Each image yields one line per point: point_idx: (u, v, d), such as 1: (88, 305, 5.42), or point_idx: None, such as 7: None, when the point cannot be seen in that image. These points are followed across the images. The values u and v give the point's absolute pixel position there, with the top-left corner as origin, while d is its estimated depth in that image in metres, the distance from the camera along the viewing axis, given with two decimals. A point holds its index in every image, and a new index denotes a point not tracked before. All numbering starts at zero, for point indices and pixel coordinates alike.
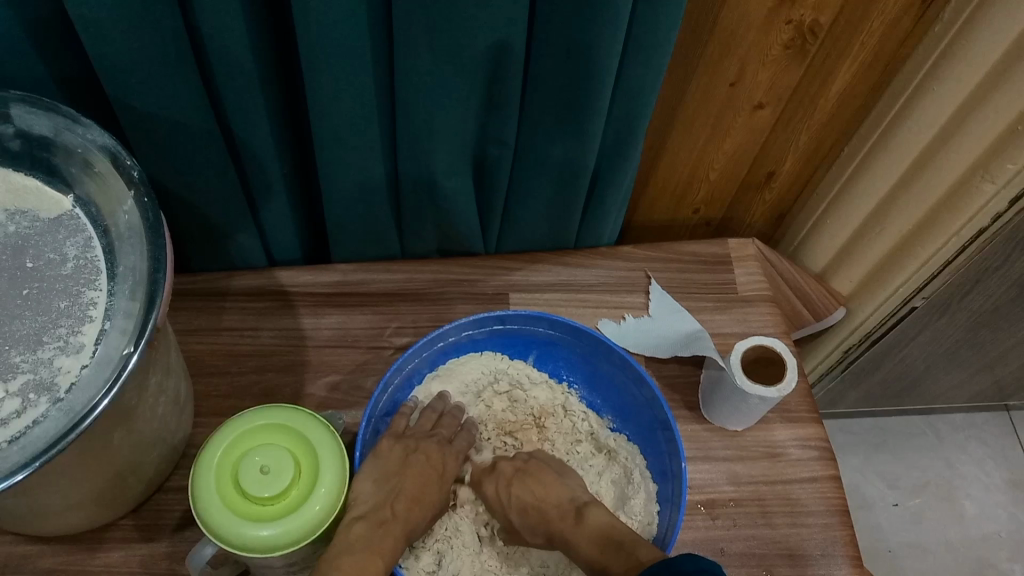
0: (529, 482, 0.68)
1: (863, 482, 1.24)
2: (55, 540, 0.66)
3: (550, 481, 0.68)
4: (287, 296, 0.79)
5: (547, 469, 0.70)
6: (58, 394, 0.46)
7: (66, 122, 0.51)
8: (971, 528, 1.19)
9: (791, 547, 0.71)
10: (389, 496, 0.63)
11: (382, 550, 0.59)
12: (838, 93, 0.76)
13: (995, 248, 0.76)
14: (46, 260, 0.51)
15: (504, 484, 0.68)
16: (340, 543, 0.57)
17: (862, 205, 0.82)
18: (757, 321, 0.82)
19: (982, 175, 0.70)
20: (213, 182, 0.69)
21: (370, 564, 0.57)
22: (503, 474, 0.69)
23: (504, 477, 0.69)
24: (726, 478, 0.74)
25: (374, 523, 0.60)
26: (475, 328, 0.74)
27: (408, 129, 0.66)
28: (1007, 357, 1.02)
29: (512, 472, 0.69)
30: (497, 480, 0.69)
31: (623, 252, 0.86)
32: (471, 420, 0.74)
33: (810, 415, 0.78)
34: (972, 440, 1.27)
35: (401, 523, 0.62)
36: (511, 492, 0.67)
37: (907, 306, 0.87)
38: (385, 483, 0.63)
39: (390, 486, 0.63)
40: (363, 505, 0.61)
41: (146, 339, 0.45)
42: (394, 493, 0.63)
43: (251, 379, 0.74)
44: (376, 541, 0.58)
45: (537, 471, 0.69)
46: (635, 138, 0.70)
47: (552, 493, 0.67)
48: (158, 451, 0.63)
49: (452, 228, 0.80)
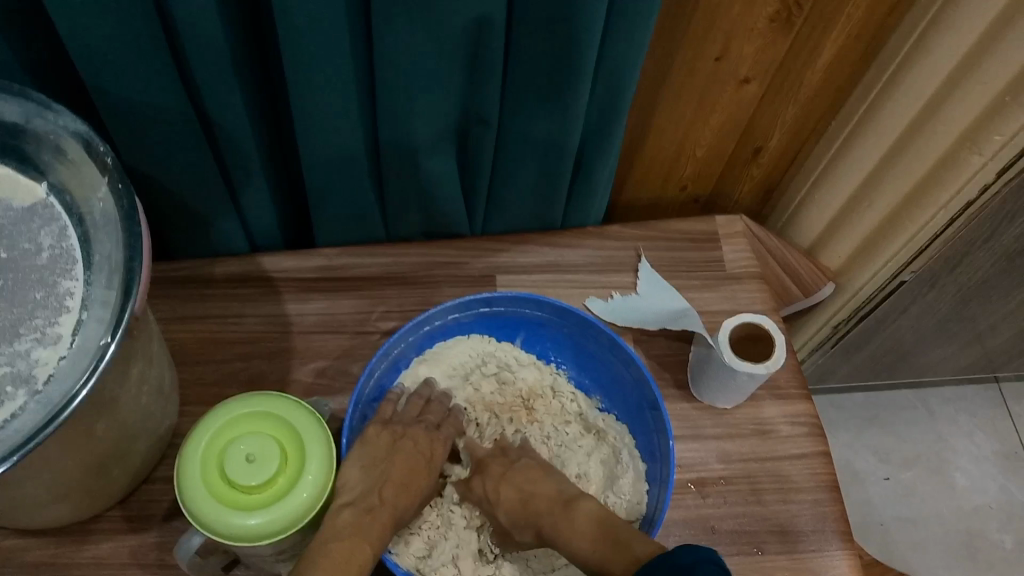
0: (517, 478, 0.67)
1: (854, 456, 1.24)
2: (42, 533, 0.65)
3: (537, 477, 0.67)
4: (271, 282, 0.78)
5: (537, 465, 0.69)
6: (36, 386, 0.45)
7: (37, 108, 0.50)
8: (961, 499, 1.20)
9: (782, 524, 0.71)
10: (376, 483, 0.62)
11: (370, 536, 0.58)
12: (825, 66, 0.75)
13: (983, 220, 0.76)
14: (21, 250, 0.50)
15: (494, 480, 0.68)
16: (327, 530, 0.57)
17: (850, 178, 0.81)
18: (745, 299, 0.82)
19: (970, 148, 0.70)
20: (192, 167, 0.68)
21: (359, 551, 0.56)
22: (491, 471, 0.68)
23: (493, 474, 0.68)
24: (716, 456, 0.74)
25: (363, 511, 0.59)
26: (461, 311, 0.74)
27: (388, 108, 0.65)
28: (996, 329, 1.02)
29: (501, 470, 0.68)
30: (485, 477, 0.68)
31: (610, 231, 0.85)
32: (458, 406, 0.73)
33: (798, 391, 0.78)
34: (962, 412, 1.28)
35: (389, 509, 0.61)
36: (500, 490, 0.67)
37: (896, 280, 0.87)
38: (373, 470, 0.63)
39: (378, 473, 0.63)
40: (351, 492, 0.60)
41: (124, 329, 0.45)
42: (382, 479, 0.62)
43: (237, 366, 0.74)
44: (364, 528, 0.58)
45: (520, 470, 0.68)
46: (620, 114, 0.69)
47: (541, 488, 0.66)
48: (143, 441, 0.62)
49: (437, 210, 0.79)
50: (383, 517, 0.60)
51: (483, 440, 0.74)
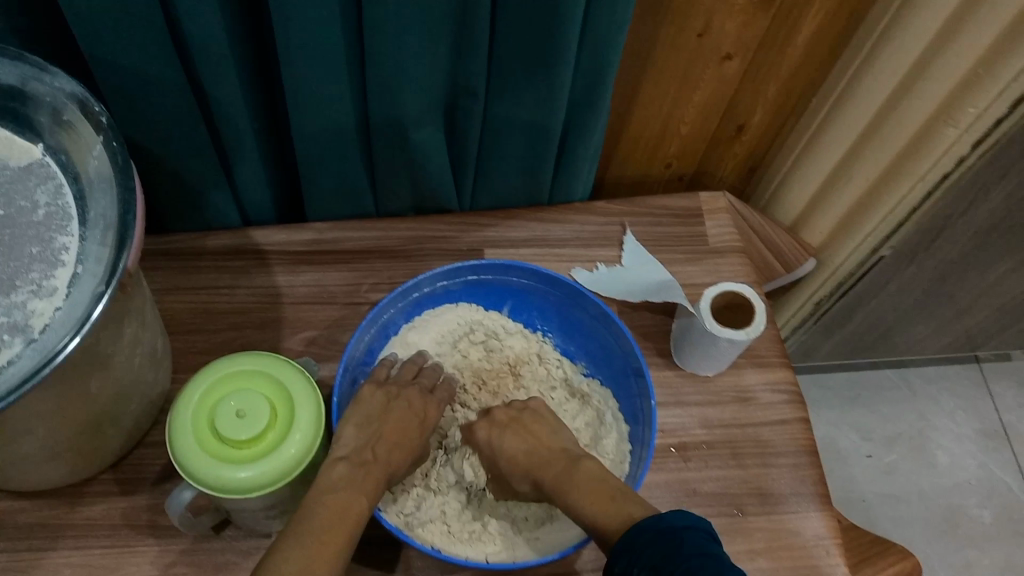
0: (521, 432, 0.67)
1: (837, 435, 1.30)
2: (36, 496, 0.67)
3: (542, 431, 0.67)
4: (263, 254, 0.79)
5: (542, 420, 0.69)
6: (31, 334, 0.47)
7: (33, 70, 0.51)
8: (942, 476, 1.26)
9: (761, 486, 0.73)
10: (370, 441, 0.63)
11: (365, 490, 0.60)
12: (805, 43, 0.76)
13: (957, 193, 0.78)
14: (17, 208, 0.52)
15: (500, 429, 0.68)
16: (323, 482, 0.58)
17: (829, 155, 0.83)
18: (728, 272, 0.84)
19: (945, 121, 0.71)
20: (185, 138, 0.69)
21: (355, 502, 0.58)
22: (497, 419, 0.69)
23: (499, 422, 0.68)
24: (698, 422, 0.76)
25: (357, 464, 0.61)
26: (448, 279, 0.76)
27: (378, 81, 0.66)
28: (975, 306, 1.04)
29: (507, 418, 0.69)
30: (492, 423, 0.69)
31: (596, 206, 0.87)
32: (450, 377, 0.74)
33: (778, 359, 0.80)
34: (943, 391, 1.33)
35: (382, 465, 0.62)
36: (505, 439, 0.67)
37: (876, 255, 0.89)
38: (367, 428, 0.64)
39: (372, 431, 0.64)
40: (345, 447, 0.62)
41: (118, 280, 0.46)
42: (376, 437, 0.64)
43: (229, 335, 0.75)
44: (359, 482, 0.60)
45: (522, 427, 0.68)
46: (604, 88, 0.70)
47: (547, 441, 0.66)
48: (136, 403, 0.64)
49: (426, 184, 0.80)
50: (376, 471, 0.61)
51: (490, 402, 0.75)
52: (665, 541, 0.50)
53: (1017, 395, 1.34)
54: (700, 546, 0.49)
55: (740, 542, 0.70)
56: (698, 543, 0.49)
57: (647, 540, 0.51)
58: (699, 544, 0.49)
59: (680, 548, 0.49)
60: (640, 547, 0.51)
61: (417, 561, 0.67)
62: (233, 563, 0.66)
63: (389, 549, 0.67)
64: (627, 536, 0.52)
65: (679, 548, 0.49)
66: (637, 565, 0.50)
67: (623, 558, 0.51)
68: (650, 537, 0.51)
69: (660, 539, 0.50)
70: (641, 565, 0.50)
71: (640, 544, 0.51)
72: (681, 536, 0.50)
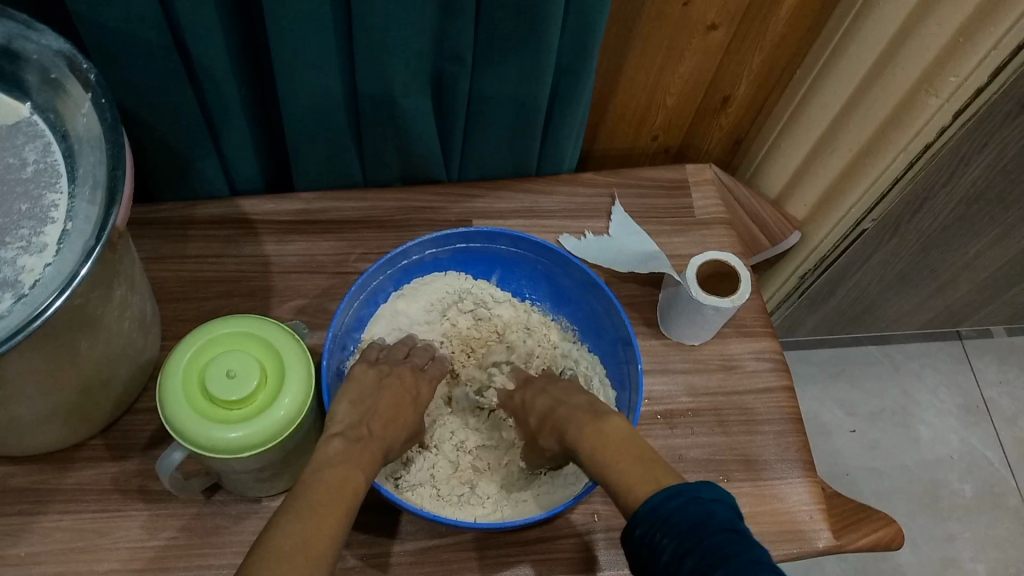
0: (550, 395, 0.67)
1: (821, 409, 1.33)
2: (26, 461, 0.67)
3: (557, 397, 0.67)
4: (251, 223, 0.79)
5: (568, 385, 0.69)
6: (22, 290, 0.47)
7: (20, 28, 0.52)
8: (925, 450, 1.29)
9: (746, 453, 0.74)
10: (364, 417, 0.62)
11: (362, 464, 0.58)
12: (789, 13, 0.77)
13: (940, 164, 0.79)
14: (6, 164, 0.53)
15: (533, 392, 0.70)
16: (320, 458, 0.56)
17: (813, 125, 0.84)
18: (713, 243, 0.85)
19: (928, 90, 0.72)
20: (172, 105, 0.68)
21: (352, 476, 0.56)
22: (534, 385, 0.71)
23: (535, 387, 0.70)
24: (683, 390, 0.77)
25: (353, 440, 0.59)
26: (438, 246, 0.76)
27: (365, 48, 0.65)
28: (957, 280, 1.06)
29: (542, 384, 0.70)
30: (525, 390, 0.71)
31: (583, 177, 0.87)
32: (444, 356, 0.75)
33: (763, 329, 0.81)
34: (926, 367, 1.37)
35: (378, 440, 0.61)
36: (537, 399, 0.68)
37: (858, 227, 0.90)
38: (360, 405, 0.63)
39: (364, 408, 0.63)
40: (340, 424, 0.60)
41: (108, 235, 0.46)
42: (369, 414, 0.62)
43: (218, 304, 0.76)
44: (354, 456, 0.57)
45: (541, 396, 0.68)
46: (590, 54, 0.69)
47: (573, 398, 0.66)
48: (126, 368, 0.64)
49: (414, 154, 0.80)
50: (372, 447, 0.59)
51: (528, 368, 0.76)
52: (694, 512, 0.47)
53: (998, 371, 1.37)
54: (729, 522, 0.46)
55: None
56: (726, 517, 0.46)
57: (675, 508, 0.48)
58: (728, 520, 0.46)
59: (710, 520, 0.46)
60: (667, 516, 0.48)
61: (406, 525, 0.67)
62: (223, 527, 0.66)
63: (379, 513, 0.68)
64: (654, 498, 0.49)
65: (708, 520, 0.46)
66: (661, 532, 0.47)
67: (645, 524, 0.48)
68: (678, 506, 0.48)
69: (690, 508, 0.47)
70: (664, 532, 0.47)
71: (666, 512, 0.48)
72: (710, 508, 0.47)
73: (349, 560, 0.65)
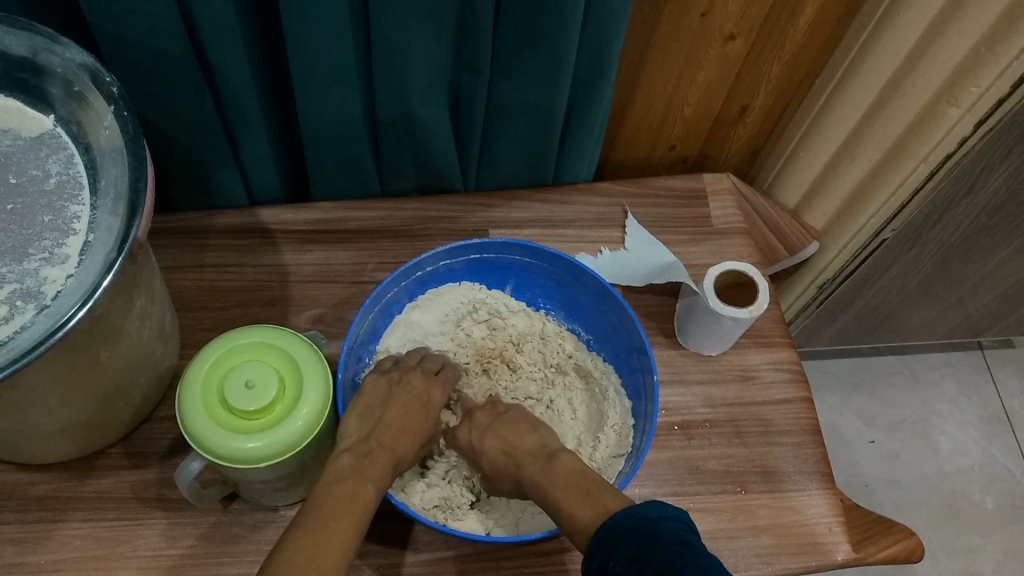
0: (503, 430, 0.65)
1: (840, 420, 1.32)
2: (47, 468, 0.68)
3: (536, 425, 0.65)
4: (269, 233, 0.80)
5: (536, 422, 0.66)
6: (44, 301, 0.48)
7: (45, 41, 0.52)
8: (944, 462, 1.28)
9: (764, 465, 0.73)
10: (373, 431, 0.61)
11: (374, 476, 0.57)
12: (807, 23, 0.76)
13: (961, 173, 0.78)
14: (30, 176, 0.53)
15: (479, 431, 0.66)
16: (331, 475, 0.56)
17: (832, 136, 0.83)
18: (731, 253, 0.85)
19: (947, 100, 0.71)
20: (193, 117, 0.69)
21: (363, 490, 0.55)
22: (478, 422, 0.67)
23: (480, 425, 0.67)
24: (701, 401, 0.76)
25: (362, 454, 0.59)
26: (451, 258, 0.76)
27: (383, 58, 0.65)
28: (978, 291, 1.05)
29: (487, 421, 0.67)
30: (472, 426, 0.67)
31: (600, 187, 0.87)
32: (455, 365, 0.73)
33: (781, 339, 0.81)
34: (946, 378, 1.36)
35: (389, 453, 0.60)
36: (484, 441, 0.65)
37: (878, 238, 0.89)
38: (371, 417, 0.62)
39: (373, 420, 0.62)
40: (350, 439, 0.60)
41: (129, 248, 0.47)
42: (380, 425, 0.61)
43: (237, 313, 0.76)
44: (366, 469, 0.57)
45: (517, 419, 0.66)
46: (608, 63, 0.69)
47: (525, 441, 0.63)
48: (146, 376, 0.64)
49: (432, 164, 0.80)
50: (383, 459, 0.59)
51: (477, 395, 0.75)
52: (640, 533, 0.47)
53: (1020, 382, 1.36)
54: (676, 535, 0.46)
55: (743, 519, 0.70)
56: (673, 533, 0.46)
57: (622, 532, 0.48)
58: (676, 534, 0.46)
59: (655, 537, 0.46)
60: (617, 541, 0.48)
61: (421, 536, 0.67)
62: (241, 536, 0.66)
63: (394, 523, 0.68)
64: (603, 528, 0.49)
65: (655, 539, 0.46)
66: (613, 559, 0.47)
67: (598, 555, 0.49)
68: (625, 531, 0.48)
69: (636, 531, 0.47)
70: (616, 560, 0.47)
71: (616, 538, 0.48)
72: (655, 526, 0.47)
73: (364, 570, 0.66)
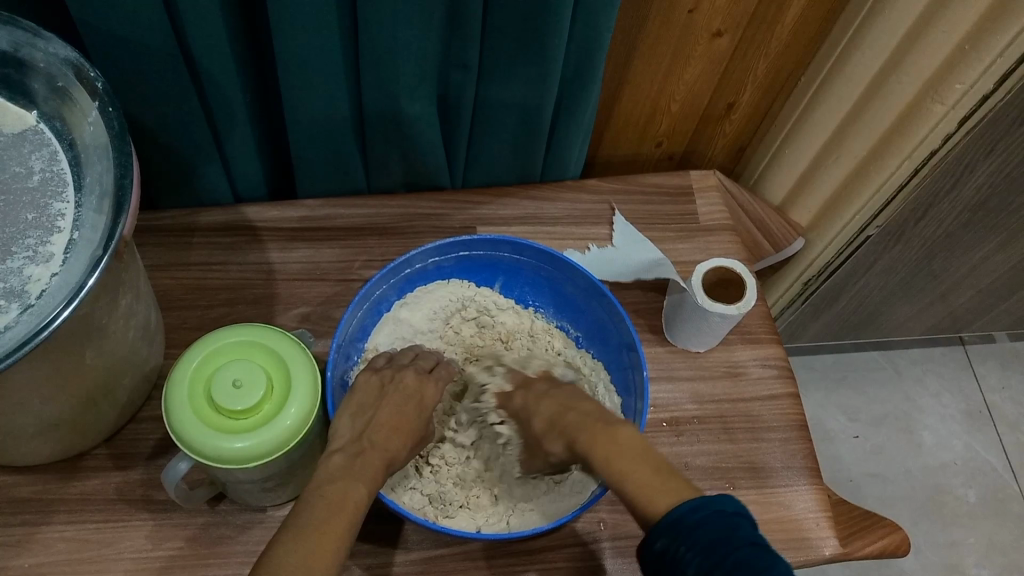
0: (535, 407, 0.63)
1: (824, 415, 1.33)
2: (29, 471, 0.67)
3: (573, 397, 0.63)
4: (254, 231, 0.79)
5: (572, 391, 0.64)
6: (28, 300, 0.47)
7: (27, 36, 0.51)
8: (927, 456, 1.29)
9: (752, 461, 0.74)
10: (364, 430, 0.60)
11: (366, 475, 0.57)
12: (793, 20, 0.77)
13: (945, 170, 0.79)
14: (12, 173, 0.52)
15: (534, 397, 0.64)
16: (321, 475, 0.56)
17: (818, 132, 0.84)
18: (718, 249, 0.85)
19: (933, 97, 0.72)
20: (177, 113, 0.68)
21: (354, 489, 0.55)
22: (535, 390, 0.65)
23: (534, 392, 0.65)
24: (689, 397, 0.76)
25: (353, 454, 0.58)
26: (440, 255, 0.76)
27: (372, 54, 0.65)
28: (961, 287, 1.06)
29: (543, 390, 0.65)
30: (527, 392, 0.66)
31: (588, 184, 0.87)
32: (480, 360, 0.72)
33: (768, 335, 0.81)
34: (929, 373, 1.37)
35: (380, 452, 0.60)
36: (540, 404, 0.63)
37: (862, 234, 0.90)
38: (361, 417, 0.62)
39: (365, 419, 0.61)
40: (341, 439, 0.59)
41: (115, 246, 0.46)
42: (371, 424, 0.61)
43: (223, 311, 0.75)
44: (357, 470, 0.57)
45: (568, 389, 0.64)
46: (597, 59, 0.69)
47: (581, 405, 0.60)
48: (131, 376, 0.63)
49: (419, 161, 0.80)
50: (375, 458, 0.59)
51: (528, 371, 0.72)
52: (720, 525, 0.44)
53: (1001, 377, 1.37)
54: (755, 538, 0.44)
55: None
56: (750, 533, 0.45)
57: (697, 521, 0.45)
58: (753, 535, 0.45)
59: (736, 534, 0.44)
60: (692, 527, 0.45)
61: (411, 535, 0.67)
62: (228, 537, 0.66)
63: (383, 522, 0.67)
64: (676, 510, 0.46)
65: (736, 536, 0.44)
66: (687, 545, 0.44)
67: (667, 536, 0.46)
68: (701, 519, 0.45)
69: (715, 522, 0.45)
70: (689, 547, 0.44)
71: (688, 524, 0.45)
72: (735, 521, 0.45)
73: (353, 570, 0.65)
